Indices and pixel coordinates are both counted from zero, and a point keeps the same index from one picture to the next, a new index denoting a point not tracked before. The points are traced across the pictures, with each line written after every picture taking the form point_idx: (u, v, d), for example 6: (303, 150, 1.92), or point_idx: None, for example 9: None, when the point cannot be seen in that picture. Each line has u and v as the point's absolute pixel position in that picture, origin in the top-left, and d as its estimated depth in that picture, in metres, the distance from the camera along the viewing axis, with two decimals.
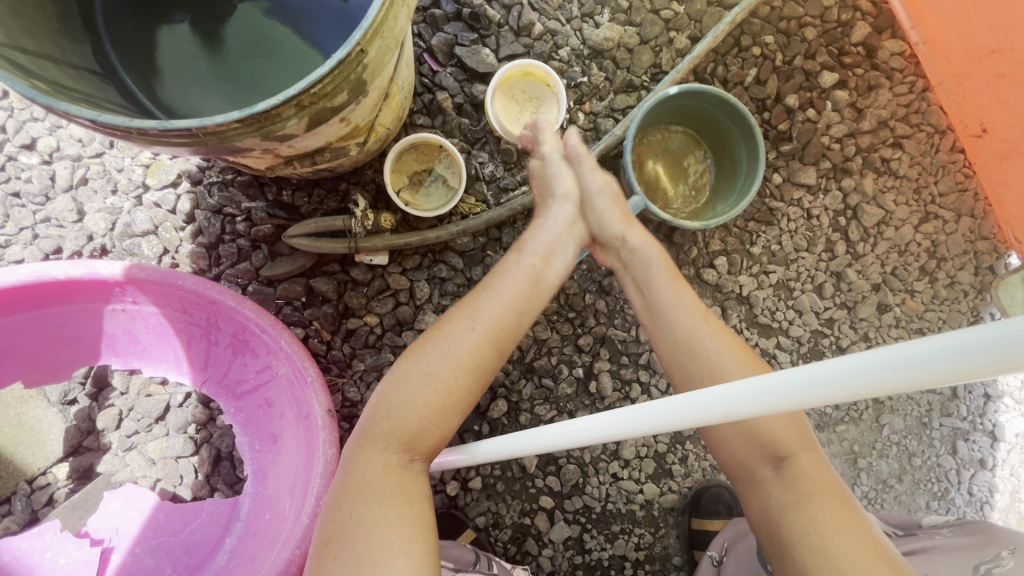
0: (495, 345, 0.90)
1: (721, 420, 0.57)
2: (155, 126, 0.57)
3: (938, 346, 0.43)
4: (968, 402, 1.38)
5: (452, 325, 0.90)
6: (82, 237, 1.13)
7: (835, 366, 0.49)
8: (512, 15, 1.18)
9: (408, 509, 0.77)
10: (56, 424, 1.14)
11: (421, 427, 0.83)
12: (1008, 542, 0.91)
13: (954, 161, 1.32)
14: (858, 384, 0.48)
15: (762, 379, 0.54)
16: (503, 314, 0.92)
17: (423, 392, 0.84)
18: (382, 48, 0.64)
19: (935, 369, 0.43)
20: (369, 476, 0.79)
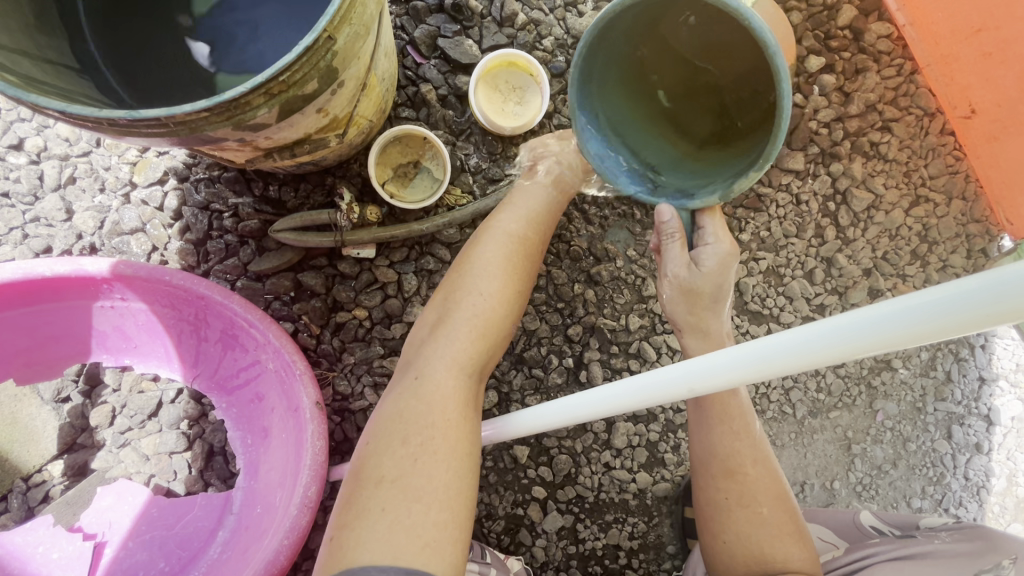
0: (524, 276, 0.95)
1: (686, 394, 0.61)
2: (124, 116, 0.57)
3: (888, 310, 0.47)
4: (963, 386, 1.37)
5: (489, 260, 0.92)
6: (72, 236, 1.14)
7: (793, 335, 0.53)
8: (494, 6, 1.18)
9: (470, 451, 0.77)
10: (50, 422, 1.15)
11: (486, 354, 0.87)
12: (1010, 551, 0.86)
13: (944, 144, 1.31)
14: (815, 351, 0.51)
15: (726, 351, 0.57)
16: (528, 250, 0.96)
17: (473, 333, 0.86)
18: (352, 36, 0.64)
19: (887, 332, 0.47)
20: (445, 412, 0.78)
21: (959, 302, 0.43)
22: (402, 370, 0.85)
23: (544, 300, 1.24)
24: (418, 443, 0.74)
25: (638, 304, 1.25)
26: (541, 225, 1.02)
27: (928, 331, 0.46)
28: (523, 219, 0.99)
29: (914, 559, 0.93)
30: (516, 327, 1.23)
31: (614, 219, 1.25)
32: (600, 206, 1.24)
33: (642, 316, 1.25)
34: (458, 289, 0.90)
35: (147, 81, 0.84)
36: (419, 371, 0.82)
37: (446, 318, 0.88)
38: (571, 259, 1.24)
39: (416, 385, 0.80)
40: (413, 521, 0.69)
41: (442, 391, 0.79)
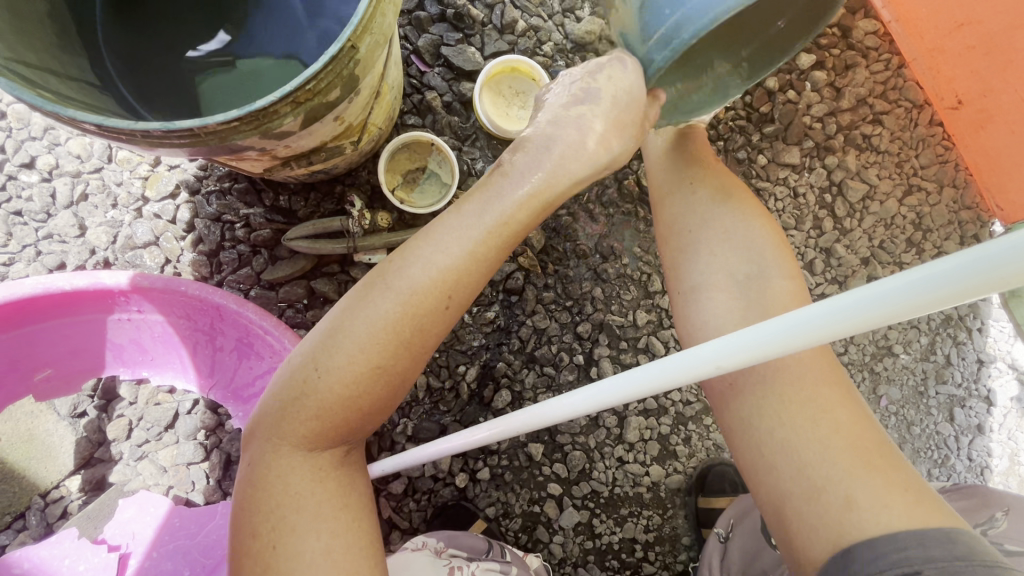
0: (410, 338, 0.72)
1: (713, 372, 0.56)
2: (159, 127, 0.59)
3: (923, 275, 0.43)
4: (963, 368, 1.40)
5: (353, 319, 0.71)
6: (85, 251, 1.15)
7: (825, 305, 0.49)
8: (495, 14, 1.21)
9: (349, 522, 0.72)
10: (67, 437, 1.15)
11: (350, 414, 0.72)
12: (1001, 503, 0.91)
13: (933, 134, 1.35)
14: (848, 320, 0.47)
15: (748, 328, 0.53)
16: (417, 301, 0.71)
17: (299, 412, 0.70)
18: (372, 45, 0.67)
19: (924, 297, 0.43)
20: (292, 491, 0.71)
21: (1000, 258, 0.39)
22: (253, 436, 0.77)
23: (553, 298, 1.26)
24: (278, 531, 0.69)
25: (645, 300, 1.28)
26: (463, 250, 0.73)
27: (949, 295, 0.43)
28: (430, 246, 0.73)
29: None
30: (527, 326, 1.25)
31: (619, 218, 1.28)
32: (605, 205, 1.27)
33: (649, 311, 1.28)
34: (318, 351, 0.71)
35: (169, 96, 0.86)
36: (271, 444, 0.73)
37: (280, 387, 0.73)
38: (578, 259, 1.27)
39: (254, 471, 0.73)
40: None
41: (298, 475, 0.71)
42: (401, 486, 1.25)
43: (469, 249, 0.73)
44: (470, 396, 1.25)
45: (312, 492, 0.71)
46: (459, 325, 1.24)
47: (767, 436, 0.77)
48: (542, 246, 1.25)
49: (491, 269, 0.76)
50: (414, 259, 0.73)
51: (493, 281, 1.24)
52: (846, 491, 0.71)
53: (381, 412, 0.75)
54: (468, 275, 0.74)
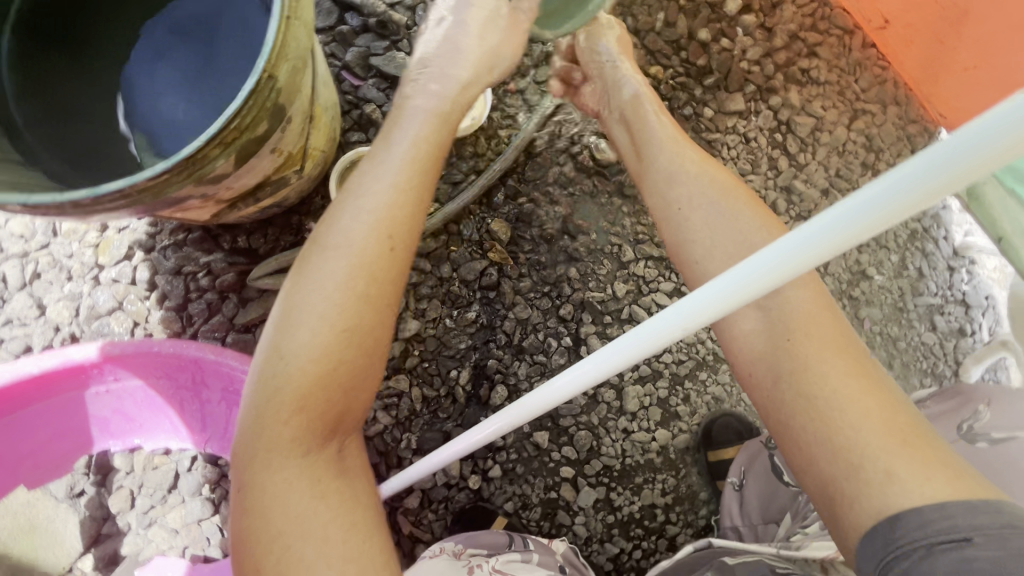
0: (373, 301, 0.70)
1: (685, 332, 0.54)
2: (87, 194, 0.58)
3: (861, 200, 0.42)
4: (935, 277, 1.44)
5: (304, 292, 0.68)
6: (49, 330, 1.12)
7: (784, 244, 0.47)
8: (418, 15, 1.20)
9: (364, 522, 0.66)
10: (70, 520, 1.13)
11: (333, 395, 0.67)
12: (984, 396, 0.92)
13: (868, 57, 1.38)
14: (803, 254, 0.45)
15: (725, 273, 0.50)
16: (367, 258, 0.70)
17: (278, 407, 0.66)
18: (293, 71, 0.66)
19: (871, 218, 0.42)
20: (290, 505, 0.64)
21: (985, 140, 0.37)
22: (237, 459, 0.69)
23: (531, 287, 1.26)
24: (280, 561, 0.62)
25: (620, 271, 1.29)
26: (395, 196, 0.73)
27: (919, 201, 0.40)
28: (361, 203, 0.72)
29: None
30: (510, 319, 1.25)
31: (581, 195, 1.28)
32: (564, 186, 1.27)
33: (627, 281, 1.29)
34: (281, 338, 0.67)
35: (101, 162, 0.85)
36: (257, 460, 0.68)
37: (251, 397, 0.68)
38: (547, 243, 1.27)
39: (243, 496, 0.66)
40: None
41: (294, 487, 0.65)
42: (417, 500, 1.25)
43: (398, 201, 0.73)
44: (467, 399, 1.25)
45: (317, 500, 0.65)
46: (443, 330, 1.23)
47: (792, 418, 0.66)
48: (510, 238, 1.24)
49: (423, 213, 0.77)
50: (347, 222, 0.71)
51: (468, 281, 1.23)
52: (885, 464, 0.58)
53: (367, 393, 0.72)
54: (408, 222, 0.73)
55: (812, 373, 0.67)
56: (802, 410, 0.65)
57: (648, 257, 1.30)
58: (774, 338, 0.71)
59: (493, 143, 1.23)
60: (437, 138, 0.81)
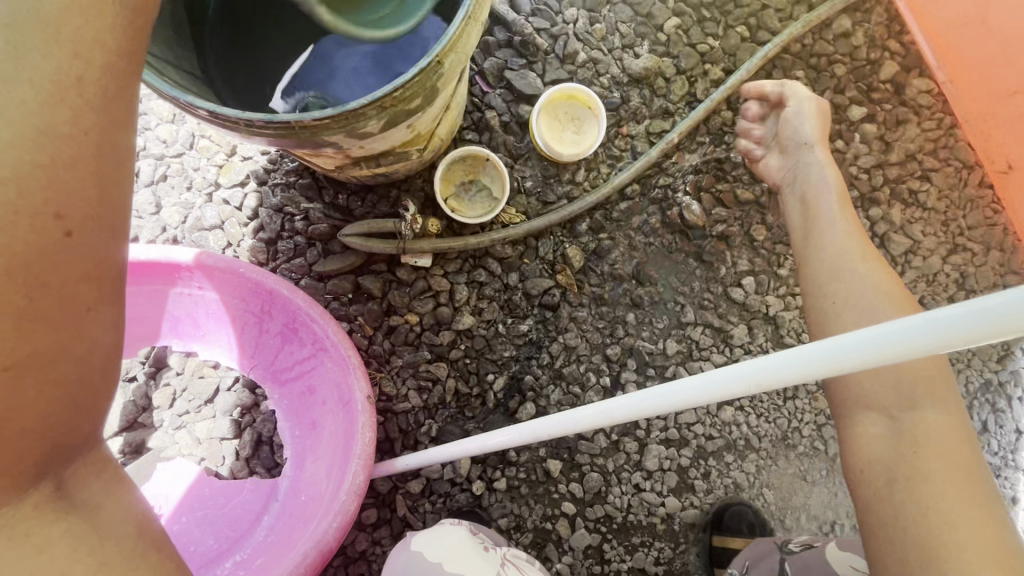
0: (62, 269, 0.54)
1: (746, 390, 0.56)
2: (261, 118, 0.67)
3: (964, 309, 0.44)
4: (1000, 437, 1.37)
5: None
6: (157, 228, 1.24)
7: (865, 334, 0.50)
8: (558, 44, 1.29)
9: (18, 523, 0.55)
10: (117, 399, 1.23)
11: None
12: None
13: (983, 196, 1.35)
14: (891, 349, 0.48)
15: (803, 346, 0.53)
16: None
17: None
18: (455, 62, 0.73)
19: (961, 334, 0.44)
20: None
21: None
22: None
23: (587, 318, 1.28)
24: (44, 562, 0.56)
25: (676, 330, 1.30)
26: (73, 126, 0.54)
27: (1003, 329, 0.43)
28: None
29: None
30: (558, 343, 1.28)
31: (659, 247, 1.31)
32: (646, 233, 1.30)
33: (679, 341, 1.30)
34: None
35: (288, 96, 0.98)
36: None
37: None
38: (614, 281, 1.29)
39: None
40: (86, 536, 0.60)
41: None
42: (419, 486, 1.28)
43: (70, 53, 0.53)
44: (495, 405, 1.27)
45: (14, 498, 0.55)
46: (492, 334, 1.27)
47: (900, 506, 0.81)
48: (581, 266, 1.28)
49: (131, 135, 0.60)
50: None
51: (530, 295, 1.27)
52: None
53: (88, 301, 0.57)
54: (101, 167, 0.56)
55: (925, 491, 0.80)
56: (889, 509, 0.82)
57: (707, 325, 1.31)
58: (900, 447, 0.85)
59: (592, 176, 1.28)
60: None
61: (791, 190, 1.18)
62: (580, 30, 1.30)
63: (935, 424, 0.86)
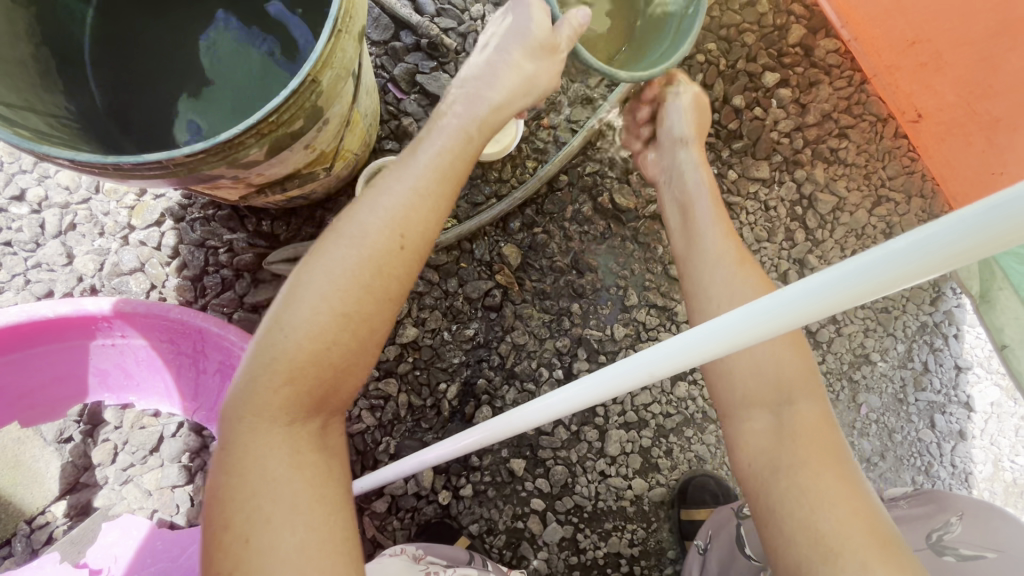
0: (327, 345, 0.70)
1: (647, 380, 0.58)
2: (129, 160, 0.63)
3: (823, 279, 0.46)
4: (941, 375, 1.42)
5: (267, 342, 0.69)
6: (73, 279, 1.19)
7: (741, 312, 0.51)
8: (467, 42, 1.27)
9: (308, 508, 0.66)
10: (53, 462, 1.17)
11: (259, 435, 0.68)
12: (957, 508, 0.91)
13: (898, 147, 1.40)
14: (769, 322, 0.49)
15: (694, 328, 0.54)
16: (318, 342, 0.69)
17: (245, 464, 0.67)
18: (334, 78, 0.71)
19: (822, 303, 0.46)
20: (269, 477, 0.66)
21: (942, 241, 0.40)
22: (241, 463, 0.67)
23: (531, 314, 1.28)
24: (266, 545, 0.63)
25: (622, 314, 1.31)
26: (377, 248, 0.74)
27: (870, 290, 0.45)
28: (287, 301, 0.71)
29: None
30: (506, 343, 1.27)
31: (595, 234, 1.31)
32: (579, 223, 1.30)
33: (627, 325, 1.31)
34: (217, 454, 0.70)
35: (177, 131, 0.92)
36: (256, 510, 0.64)
37: (233, 443, 0.68)
38: (555, 274, 1.29)
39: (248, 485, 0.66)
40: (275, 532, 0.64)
41: (292, 489, 0.66)
42: (385, 504, 1.26)
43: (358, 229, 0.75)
44: (451, 413, 1.26)
45: (308, 544, 0.64)
46: (439, 342, 1.25)
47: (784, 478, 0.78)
48: (519, 264, 1.28)
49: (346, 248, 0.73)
50: (306, 290, 0.71)
51: (471, 299, 1.26)
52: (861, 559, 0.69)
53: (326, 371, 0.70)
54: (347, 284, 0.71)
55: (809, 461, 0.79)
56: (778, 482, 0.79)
57: (652, 305, 1.31)
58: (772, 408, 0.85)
59: (518, 172, 1.27)
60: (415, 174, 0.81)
61: (681, 164, 1.11)
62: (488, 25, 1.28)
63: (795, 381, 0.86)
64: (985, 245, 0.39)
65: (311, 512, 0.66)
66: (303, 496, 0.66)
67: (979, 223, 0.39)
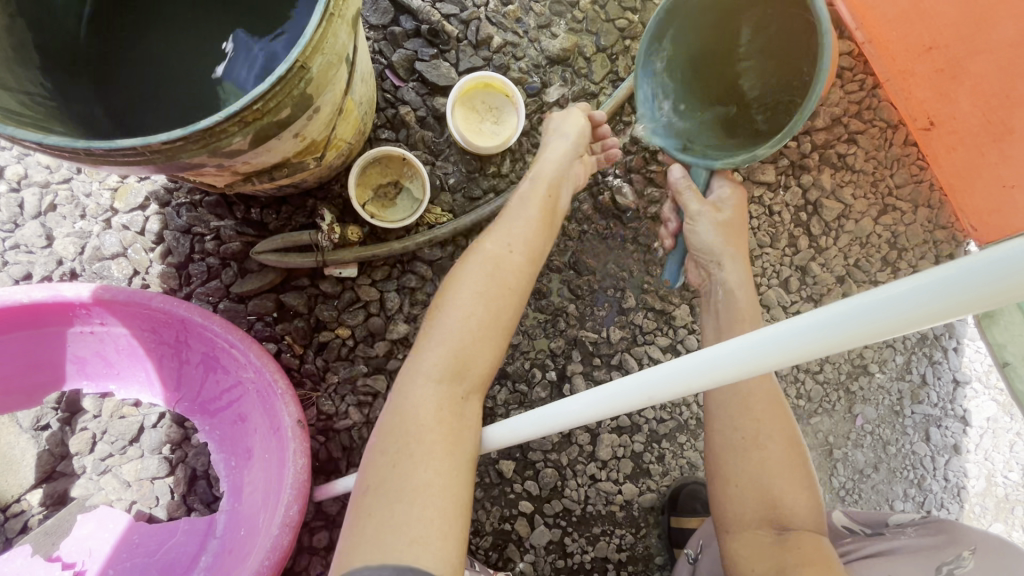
0: (479, 328, 0.85)
1: (644, 403, 0.65)
2: (101, 145, 0.59)
3: (798, 326, 0.53)
4: (938, 388, 1.40)
5: (443, 317, 0.85)
6: (52, 262, 1.14)
7: (728, 348, 0.58)
8: (470, 30, 1.22)
9: (446, 454, 0.77)
10: (28, 450, 1.14)
11: (416, 389, 0.81)
12: (969, 542, 0.88)
13: (907, 154, 1.36)
14: (773, 351, 0.55)
15: (701, 351, 0.60)
16: (470, 324, 0.85)
17: (397, 409, 0.80)
18: (325, 64, 0.67)
19: (794, 348, 0.53)
20: (421, 416, 0.78)
21: (955, 283, 0.45)
22: (400, 404, 0.81)
23: (526, 314, 1.25)
24: (400, 480, 0.74)
25: (619, 316, 1.28)
26: (511, 261, 0.91)
27: (867, 329, 0.50)
28: (454, 287, 0.88)
29: (883, 555, 0.94)
30: None
31: (594, 233, 1.27)
32: (578, 221, 1.27)
33: (623, 328, 1.28)
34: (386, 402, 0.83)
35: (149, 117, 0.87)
36: (404, 449, 0.76)
37: (395, 392, 0.82)
38: (552, 273, 1.26)
39: (398, 424, 0.78)
40: (411, 475, 0.74)
41: (431, 438, 0.77)
42: None
43: (521, 245, 0.94)
44: None
45: (433, 485, 0.74)
46: None
47: None
48: None
49: (498, 255, 0.92)
50: (463, 285, 0.88)
51: None
52: None
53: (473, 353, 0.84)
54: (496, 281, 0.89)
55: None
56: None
57: (649, 308, 1.28)
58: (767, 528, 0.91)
59: (518, 166, 1.23)
60: (540, 211, 1.00)
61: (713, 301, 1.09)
62: (492, 13, 1.23)
63: (800, 509, 0.92)
64: (997, 293, 0.44)
65: (439, 463, 0.76)
66: (436, 449, 0.77)
67: (985, 274, 0.44)
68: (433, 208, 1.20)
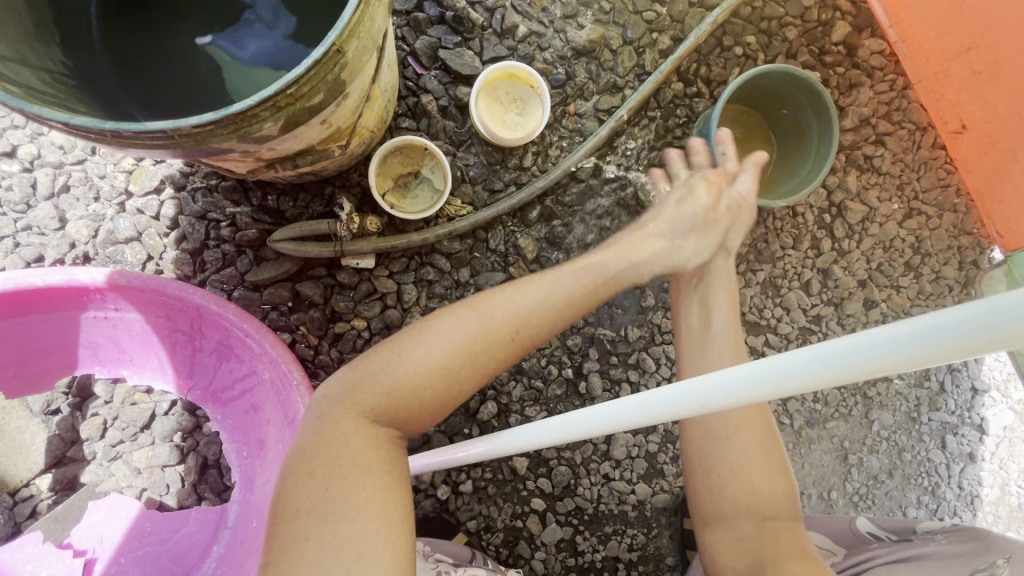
0: (431, 383, 0.76)
1: (698, 411, 0.60)
2: (130, 127, 0.57)
3: (870, 340, 0.48)
4: (956, 396, 1.39)
5: (393, 359, 0.76)
6: (65, 245, 1.12)
7: (794, 356, 0.53)
8: (495, 18, 1.19)
9: (381, 487, 0.72)
10: (39, 435, 1.12)
11: (347, 419, 0.75)
12: (1004, 550, 0.87)
13: (936, 157, 1.33)
14: (847, 364, 0.49)
15: (764, 360, 0.54)
16: (420, 376, 0.76)
17: (327, 437, 0.74)
18: (360, 49, 0.64)
19: (867, 362, 0.48)
20: (349, 448, 0.73)
21: None
22: (327, 434, 0.74)
23: None
24: (329, 508, 0.69)
25: (637, 315, 1.26)
26: (485, 323, 0.79)
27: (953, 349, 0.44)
28: (411, 331, 0.78)
29: (911, 561, 0.93)
30: None
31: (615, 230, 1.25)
32: None
33: (641, 326, 1.26)
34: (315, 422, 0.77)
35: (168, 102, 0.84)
36: (336, 475, 0.71)
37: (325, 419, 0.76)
38: None
39: (326, 451, 0.73)
40: (342, 501, 0.70)
41: (364, 472, 0.72)
42: None
43: (499, 292, 0.82)
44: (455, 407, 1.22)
45: (374, 502, 0.71)
46: None
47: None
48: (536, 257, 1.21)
49: (471, 308, 0.80)
50: (427, 332, 0.77)
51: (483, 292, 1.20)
52: None
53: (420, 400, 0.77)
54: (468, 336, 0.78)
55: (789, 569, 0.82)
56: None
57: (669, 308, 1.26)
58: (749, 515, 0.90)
59: (540, 160, 1.21)
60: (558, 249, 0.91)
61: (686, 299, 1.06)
62: (517, 2, 1.20)
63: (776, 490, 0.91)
64: None
65: (376, 494, 0.71)
66: (372, 482, 0.72)
67: None
68: (453, 201, 1.17)
